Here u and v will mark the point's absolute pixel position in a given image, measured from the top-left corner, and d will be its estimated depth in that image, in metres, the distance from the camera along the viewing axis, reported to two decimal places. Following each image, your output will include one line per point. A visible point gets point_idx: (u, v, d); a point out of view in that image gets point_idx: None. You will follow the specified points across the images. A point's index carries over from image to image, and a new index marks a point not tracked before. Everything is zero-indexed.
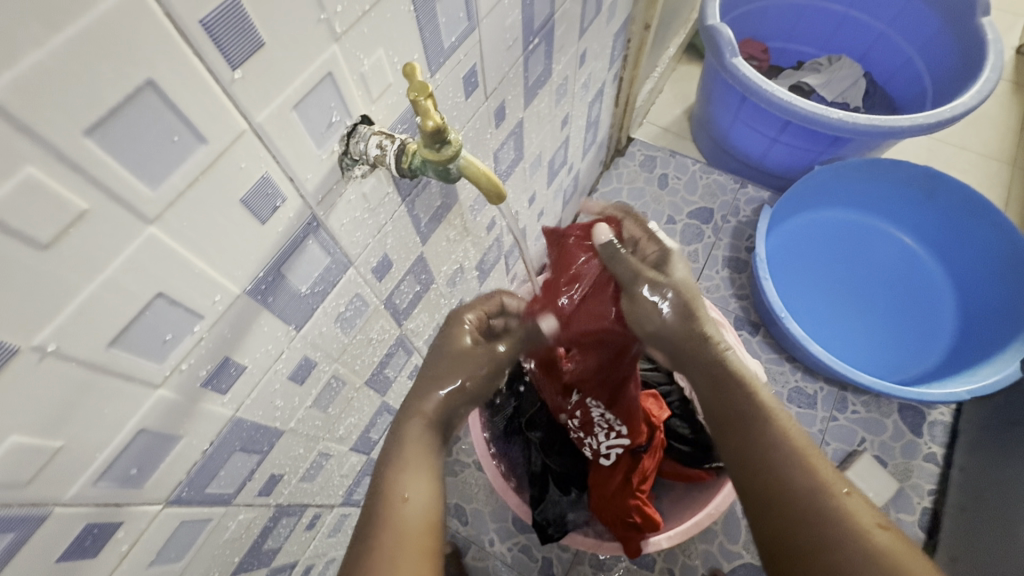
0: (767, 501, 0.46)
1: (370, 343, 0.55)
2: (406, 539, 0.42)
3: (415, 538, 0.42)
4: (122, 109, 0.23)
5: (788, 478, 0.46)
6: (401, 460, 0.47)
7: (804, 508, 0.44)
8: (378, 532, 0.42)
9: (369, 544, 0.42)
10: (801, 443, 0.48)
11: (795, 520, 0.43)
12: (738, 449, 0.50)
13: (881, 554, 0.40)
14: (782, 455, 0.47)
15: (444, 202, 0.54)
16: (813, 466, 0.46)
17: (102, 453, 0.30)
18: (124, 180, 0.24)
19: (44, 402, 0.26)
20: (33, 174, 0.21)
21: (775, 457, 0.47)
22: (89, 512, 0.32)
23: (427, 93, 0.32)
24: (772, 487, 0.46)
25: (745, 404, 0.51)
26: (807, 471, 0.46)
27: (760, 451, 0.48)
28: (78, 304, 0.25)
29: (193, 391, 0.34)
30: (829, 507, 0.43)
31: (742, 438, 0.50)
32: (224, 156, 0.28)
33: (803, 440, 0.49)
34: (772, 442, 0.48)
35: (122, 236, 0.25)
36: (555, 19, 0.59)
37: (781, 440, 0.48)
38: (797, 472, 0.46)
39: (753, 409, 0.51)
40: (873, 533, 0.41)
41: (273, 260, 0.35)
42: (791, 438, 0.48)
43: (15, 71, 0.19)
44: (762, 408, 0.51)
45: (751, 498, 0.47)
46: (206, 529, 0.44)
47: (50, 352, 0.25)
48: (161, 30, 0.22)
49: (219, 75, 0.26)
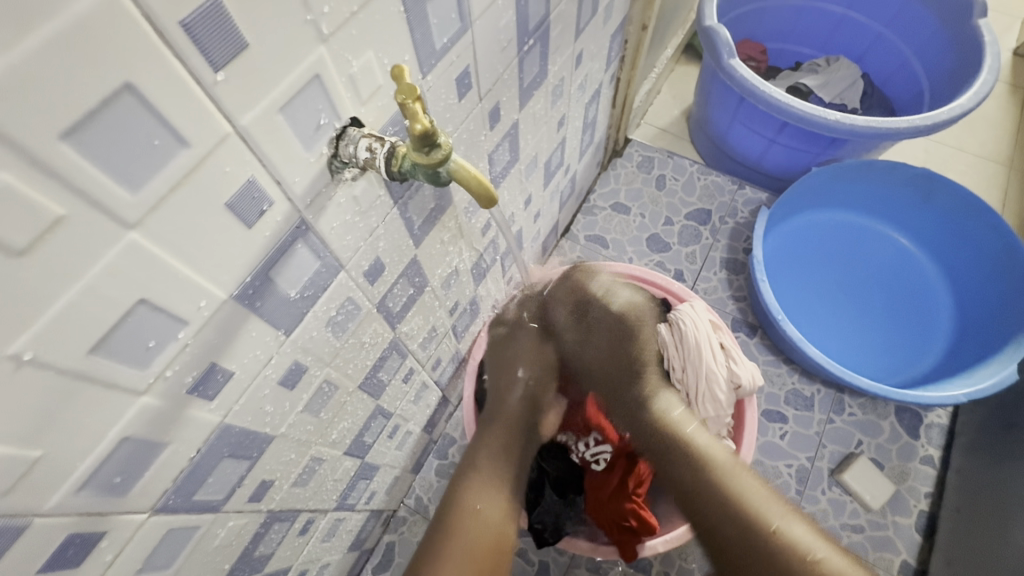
0: (724, 537, 0.61)
1: (363, 347, 0.54)
2: (470, 543, 0.63)
3: (478, 539, 0.64)
4: (99, 113, 0.22)
5: (731, 513, 0.61)
6: (475, 484, 0.68)
7: (753, 539, 0.59)
8: (450, 538, 0.63)
9: (445, 544, 0.63)
10: (738, 485, 0.64)
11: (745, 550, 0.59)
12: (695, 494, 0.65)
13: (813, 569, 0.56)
14: (726, 496, 0.63)
15: (438, 204, 0.54)
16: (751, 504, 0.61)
17: (85, 462, 0.30)
18: (102, 184, 0.23)
19: (21, 411, 0.25)
20: (3, 179, 0.20)
21: (722, 501, 0.63)
22: (71, 522, 0.31)
23: (415, 96, 0.32)
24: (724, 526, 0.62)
25: (688, 465, 0.67)
26: (748, 511, 0.61)
27: (706, 498, 0.64)
28: (55, 311, 0.24)
29: (179, 398, 0.34)
30: (767, 537, 0.59)
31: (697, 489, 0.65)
32: (208, 160, 0.27)
33: (742, 480, 0.64)
34: (713, 486, 0.64)
35: (100, 241, 0.25)
36: (551, 20, 0.58)
37: (728, 485, 0.64)
38: (744, 510, 0.61)
39: (701, 462, 0.67)
40: (803, 556, 0.57)
41: (261, 264, 0.35)
42: (732, 484, 0.64)
43: None
44: (701, 459, 0.67)
45: (708, 533, 0.63)
46: (194, 537, 0.44)
47: (26, 360, 0.24)
48: (138, 31, 0.22)
49: (201, 78, 0.25)
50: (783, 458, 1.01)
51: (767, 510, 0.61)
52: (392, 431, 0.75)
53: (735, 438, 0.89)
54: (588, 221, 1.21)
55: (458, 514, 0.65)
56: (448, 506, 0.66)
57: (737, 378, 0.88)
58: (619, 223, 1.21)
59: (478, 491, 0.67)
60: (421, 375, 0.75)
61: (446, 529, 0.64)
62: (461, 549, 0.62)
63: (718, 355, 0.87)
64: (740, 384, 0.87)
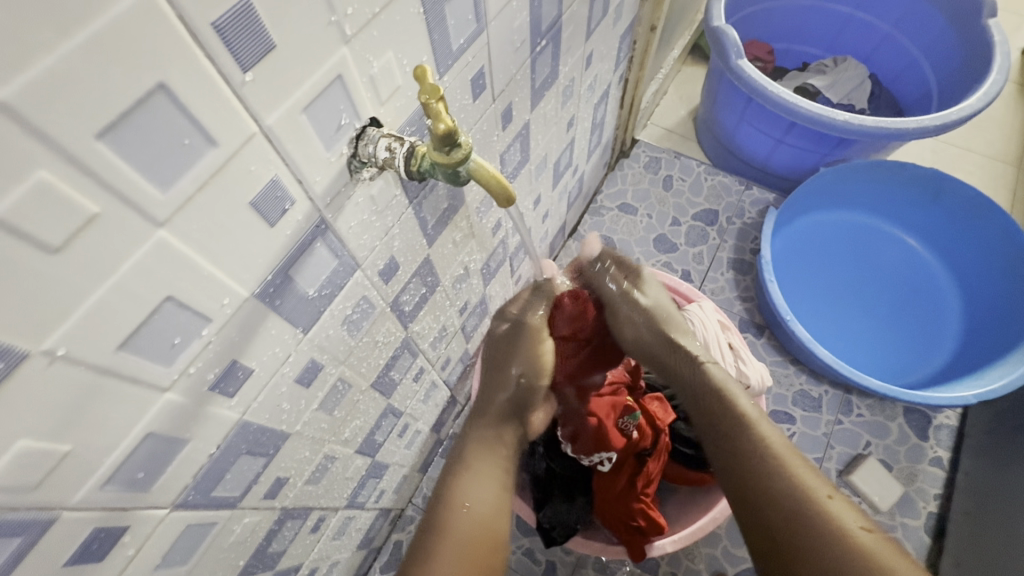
0: (763, 512, 0.54)
1: (376, 346, 0.55)
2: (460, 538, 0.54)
3: (469, 538, 0.55)
4: (133, 113, 0.22)
5: (774, 483, 0.54)
6: (464, 479, 0.60)
7: (796, 513, 0.51)
8: (440, 538, 0.54)
9: (434, 547, 0.54)
10: (784, 455, 0.57)
11: (786, 526, 0.51)
12: (735, 465, 0.58)
13: (863, 552, 0.47)
14: (771, 466, 0.56)
15: (451, 204, 0.54)
16: (796, 475, 0.54)
17: (110, 457, 0.30)
18: (134, 184, 0.24)
19: (52, 405, 0.26)
20: (43, 178, 0.21)
21: (764, 469, 0.56)
22: (96, 517, 0.32)
23: (438, 96, 0.32)
24: (766, 495, 0.54)
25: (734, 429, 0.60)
26: (793, 480, 0.54)
27: (749, 466, 0.57)
28: (88, 308, 0.25)
29: (201, 395, 0.34)
30: (812, 512, 0.51)
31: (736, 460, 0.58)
32: (234, 159, 0.28)
33: (790, 454, 0.57)
34: (761, 454, 0.57)
35: (131, 239, 0.25)
36: (563, 21, 0.58)
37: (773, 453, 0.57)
38: (785, 479, 0.54)
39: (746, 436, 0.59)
40: (852, 533, 0.49)
41: (281, 262, 0.35)
42: (777, 453, 0.57)
43: (27, 75, 0.18)
44: (748, 425, 0.60)
45: (748, 509, 0.55)
46: (211, 533, 0.44)
47: (59, 356, 0.25)
48: (172, 32, 0.22)
49: (230, 79, 0.25)
50: None
51: (814, 481, 0.54)
52: (402, 430, 0.75)
53: None
54: (595, 221, 1.22)
55: (444, 507, 0.57)
56: (436, 501, 0.59)
57: (746, 378, 0.88)
58: (626, 224, 1.21)
59: (463, 483, 0.60)
60: (431, 374, 0.75)
61: (436, 523, 0.56)
62: (455, 544, 0.54)
63: (726, 355, 0.87)
64: (749, 384, 0.87)
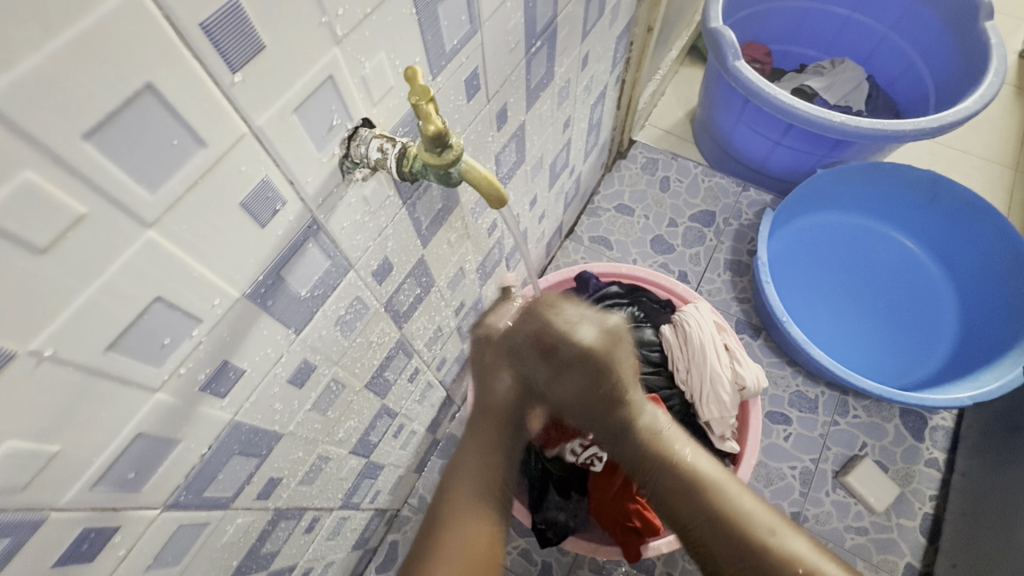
0: (716, 562, 0.53)
1: (370, 346, 0.55)
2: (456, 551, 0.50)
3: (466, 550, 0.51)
4: (120, 113, 0.22)
5: (724, 533, 0.53)
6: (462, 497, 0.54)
7: (749, 563, 0.51)
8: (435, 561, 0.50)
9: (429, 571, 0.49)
10: (722, 492, 0.55)
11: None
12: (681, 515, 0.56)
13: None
14: (715, 517, 0.53)
15: (445, 204, 0.54)
16: (743, 526, 0.52)
17: (100, 458, 0.30)
18: (123, 185, 0.24)
19: (41, 405, 0.26)
20: (29, 178, 0.21)
21: (710, 521, 0.53)
22: (85, 517, 0.31)
23: (429, 97, 0.32)
24: (717, 546, 0.53)
25: (673, 479, 0.56)
26: (739, 528, 0.52)
27: (698, 518, 0.54)
28: (75, 309, 0.25)
29: (192, 395, 0.34)
30: (762, 559, 0.51)
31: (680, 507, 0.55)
32: (224, 160, 0.28)
33: (731, 490, 0.55)
34: (703, 506, 0.54)
35: (120, 239, 0.25)
36: (558, 22, 0.58)
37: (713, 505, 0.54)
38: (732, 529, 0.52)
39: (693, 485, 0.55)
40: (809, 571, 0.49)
41: (273, 263, 0.35)
42: (721, 501, 0.54)
43: (13, 76, 0.19)
44: (685, 474, 0.56)
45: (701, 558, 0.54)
46: (204, 533, 0.44)
47: (46, 357, 0.25)
48: (159, 32, 0.22)
49: (219, 80, 0.25)
50: (787, 460, 1.01)
51: (761, 524, 0.52)
52: (397, 431, 0.75)
53: (739, 440, 0.89)
54: (592, 222, 1.22)
55: (442, 518, 0.52)
56: (434, 509, 0.53)
57: (741, 380, 0.87)
58: (623, 224, 1.21)
59: (461, 491, 0.54)
60: (426, 375, 0.75)
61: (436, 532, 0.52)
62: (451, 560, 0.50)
63: (722, 357, 0.87)
64: (744, 386, 0.86)
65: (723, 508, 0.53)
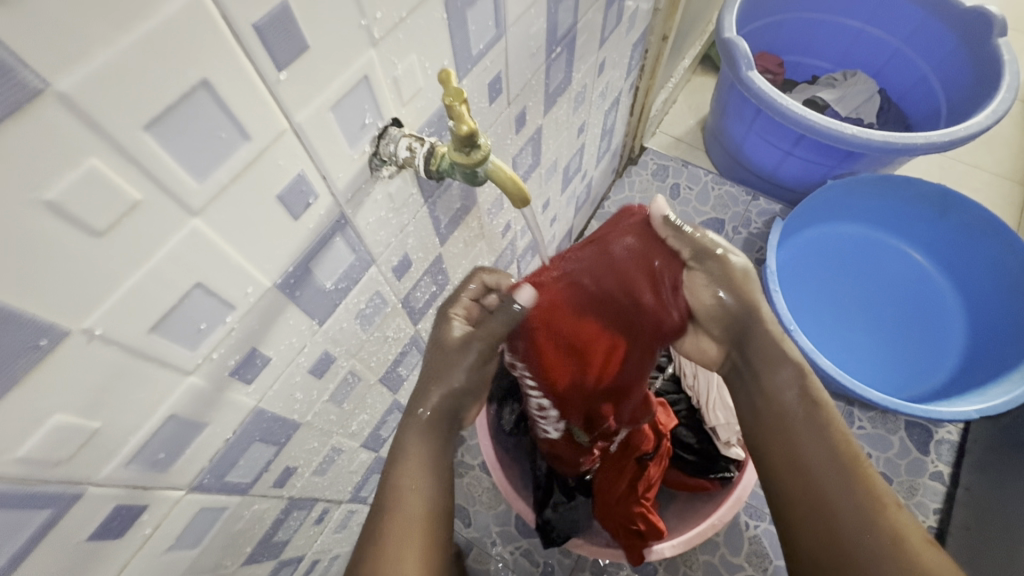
0: (802, 537, 0.48)
1: (386, 341, 0.56)
2: (397, 527, 0.44)
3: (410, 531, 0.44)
4: (177, 106, 0.24)
5: (837, 497, 0.47)
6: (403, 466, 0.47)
7: (848, 534, 0.46)
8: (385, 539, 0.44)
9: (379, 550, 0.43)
10: (804, 425, 0.51)
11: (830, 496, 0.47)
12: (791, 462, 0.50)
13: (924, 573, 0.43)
14: (831, 479, 0.48)
15: (463, 204, 0.55)
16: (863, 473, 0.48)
17: (135, 436, 0.31)
18: (173, 173, 0.25)
19: (88, 383, 0.27)
20: (93, 165, 0.22)
21: (822, 479, 0.48)
22: (118, 493, 0.33)
23: (462, 99, 0.33)
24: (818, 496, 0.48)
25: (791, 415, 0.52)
26: (860, 489, 0.47)
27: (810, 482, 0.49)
28: (126, 290, 0.26)
29: (221, 380, 0.35)
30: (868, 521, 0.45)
31: (782, 467, 0.51)
32: (265, 155, 0.29)
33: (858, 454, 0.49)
34: (824, 464, 0.49)
35: (169, 226, 0.26)
36: (578, 29, 0.60)
37: (838, 468, 0.48)
38: (847, 496, 0.47)
39: (804, 457, 0.50)
40: (920, 554, 0.44)
41: (303, 255, 0.36)
42: (816, 482, 0.48)
43: (86, 71, 0.20)
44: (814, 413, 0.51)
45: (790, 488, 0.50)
46: (222, 517, 0.45)
47: (96, 335, 0.26)
48: (215, 32, 0.23)
49: (266, 77, 0.27)
50: None
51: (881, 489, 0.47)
52: None
53: None
54: None
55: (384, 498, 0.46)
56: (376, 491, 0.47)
57: None
58: None
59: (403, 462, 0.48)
60: None
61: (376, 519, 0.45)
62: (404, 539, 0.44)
63: None
64: None
65: (845, 468, 0.48)
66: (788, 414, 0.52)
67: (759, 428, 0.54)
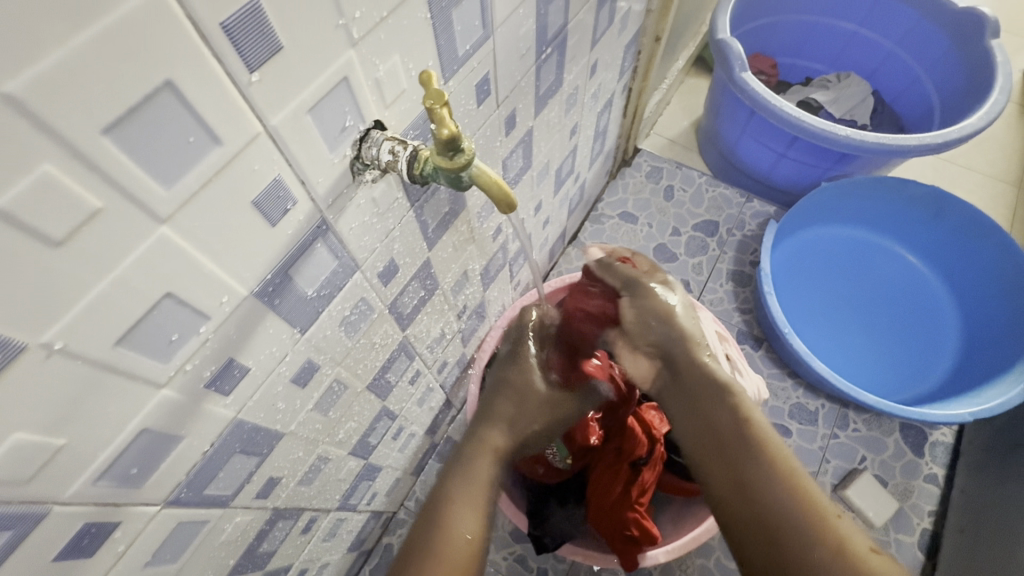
0: (766, 512, 0.53)
1: (373, 348, 0.55)
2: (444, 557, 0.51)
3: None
4: (140, 109, 0.22)
5: (779, 505, 0.52)
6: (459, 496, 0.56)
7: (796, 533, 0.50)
8: (430, 555, 0.51)
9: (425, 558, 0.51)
10: (793, 468, 0.55)
11: (780, 498, 0.53)
12: (737, 470, 0.57)
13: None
14: (777, 484, 0.53)
15: (452, 208, 0.54)
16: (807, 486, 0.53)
17: (104, 452, 0.30)
18: (137, 179, 0.24)
19: (49, 399, 0.26)
20: (47, 171, 0.21)
21: (761, 484, 0.54)
22: (87, 511, 0.31)
23: (443, 101, 0.32)
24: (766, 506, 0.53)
25: (733, 416, 0.59)
26: (804, 498, 0.52)
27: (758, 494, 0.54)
28: (87, 303, 0.25)
29: (197, 391, 0.34)
30: (812, 520, 0.50)
31: (734, 492, 0.56)
32: (238, 159, 0.28)
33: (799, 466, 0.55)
34: (768, 475, 0.54)
35: (134, 235, 0.25)
36: (569, 29, 0.59)
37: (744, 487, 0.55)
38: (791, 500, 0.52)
39: (768, 497, 0.53)
40: (861, 554, 0.47)
41: (281, 262, 0.35)
42: (786, 462, 0.55)
43: (37, 70, 0.19)
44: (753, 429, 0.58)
45: (735, 491, 0.56)
46: (202, 531, 0.44)
47: (57, 350, 0.25)
48: (180, 32, 0.22)
49: (237, 78, 0.26)
50: None
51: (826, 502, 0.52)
52: (396, 433, 0.75)
53: None
54: (595, 229, 1.22)
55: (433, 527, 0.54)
56: (427, 519, 0.55)
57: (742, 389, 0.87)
58: (626, 232, 1.21)
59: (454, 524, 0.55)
60: (427, 377, 0.75)
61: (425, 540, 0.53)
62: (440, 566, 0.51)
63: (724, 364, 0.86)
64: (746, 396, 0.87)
65: (791, 479, 0.54)
66: (722, 428, 0.60)
67: (709, 447, 0.60)
